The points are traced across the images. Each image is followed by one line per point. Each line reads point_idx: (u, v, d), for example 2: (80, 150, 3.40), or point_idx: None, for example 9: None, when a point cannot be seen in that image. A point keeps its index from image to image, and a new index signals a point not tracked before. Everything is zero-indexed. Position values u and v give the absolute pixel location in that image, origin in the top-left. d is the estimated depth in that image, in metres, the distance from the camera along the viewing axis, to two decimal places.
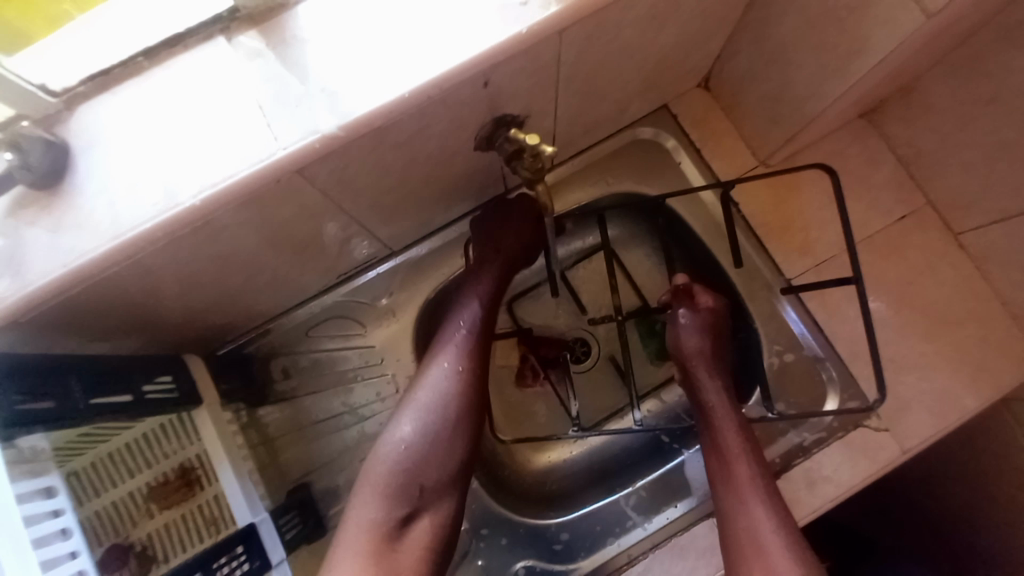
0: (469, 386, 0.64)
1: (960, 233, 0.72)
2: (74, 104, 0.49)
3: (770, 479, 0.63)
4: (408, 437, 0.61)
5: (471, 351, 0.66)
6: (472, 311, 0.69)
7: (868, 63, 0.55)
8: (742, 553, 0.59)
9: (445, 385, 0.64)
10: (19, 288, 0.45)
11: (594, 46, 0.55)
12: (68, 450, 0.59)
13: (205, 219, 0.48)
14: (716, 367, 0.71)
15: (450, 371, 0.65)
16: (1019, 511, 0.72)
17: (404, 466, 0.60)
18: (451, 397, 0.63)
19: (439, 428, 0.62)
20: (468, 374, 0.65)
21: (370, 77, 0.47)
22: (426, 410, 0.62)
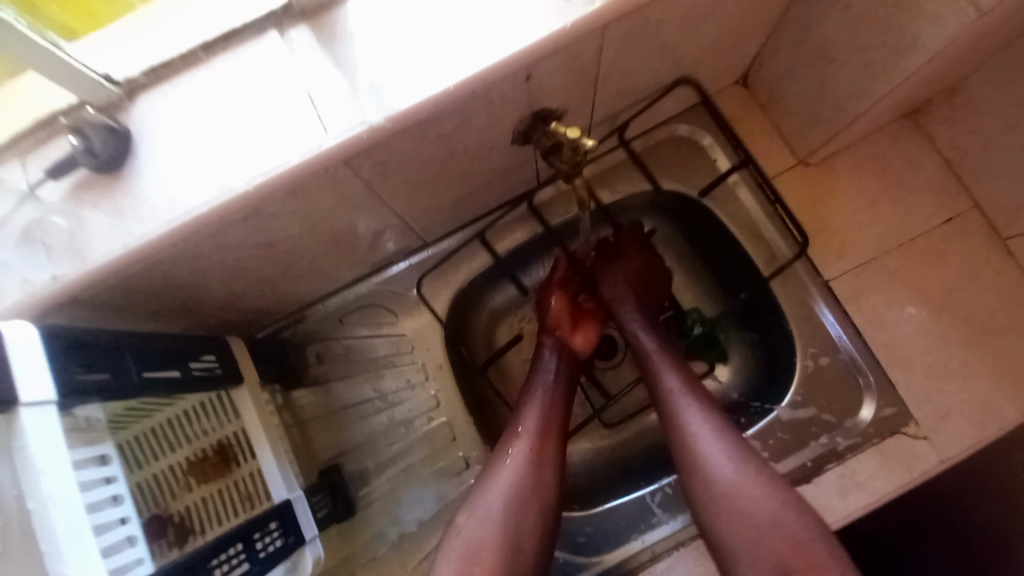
0: (538, 470, 0.64)
1: (1008, 238, 0.70)
2: (134, 94, 0.51)
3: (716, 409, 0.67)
4: (471, 525, 0.61)
5: (541, 435, 0.67)
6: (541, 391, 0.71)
7: (917, 62, 0.53)
8: (707, 489, 0.61)
9: (519, 471, 0.64)
10: (80, 267, 0.48)
11: (634, 42, 0.55)
12: (123, 417, 0.59)
13: (255, 206, 0.50)
14: (641, 302, 0.77)
15: (536, 415, 0.68)
16: None
17: (482, 553, 0.59)
18: (522, 483, 0.63)
19: (521, 503, 0.63)
20: (537, 458, 0.65)
21: (414, 72, 0.48)
22: (495, 498, 0.62)
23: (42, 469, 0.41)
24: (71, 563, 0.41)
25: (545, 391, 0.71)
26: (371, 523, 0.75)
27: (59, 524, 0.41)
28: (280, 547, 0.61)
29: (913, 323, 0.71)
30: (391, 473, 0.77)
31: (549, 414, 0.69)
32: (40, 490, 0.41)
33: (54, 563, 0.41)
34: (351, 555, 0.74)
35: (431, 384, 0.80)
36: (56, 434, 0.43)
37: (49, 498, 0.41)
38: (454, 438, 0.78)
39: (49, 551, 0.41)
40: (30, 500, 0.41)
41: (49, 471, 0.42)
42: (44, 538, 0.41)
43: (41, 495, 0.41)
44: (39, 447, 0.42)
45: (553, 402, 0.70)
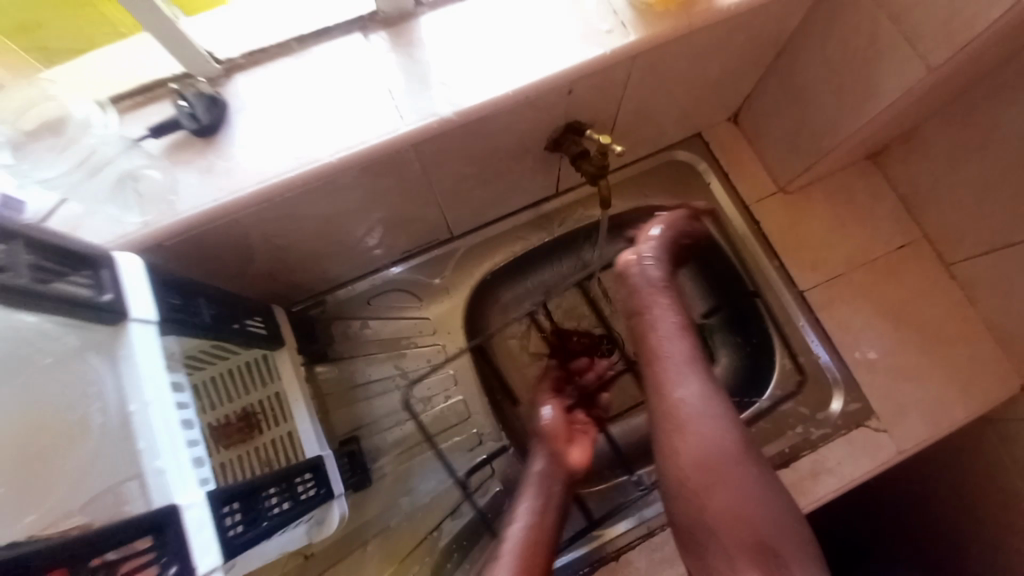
0: None
1: (951, 264, 0.83)
2: (230, 73, 0.59)
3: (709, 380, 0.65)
4: None
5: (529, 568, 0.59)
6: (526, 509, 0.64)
7: (879, 105, 0.67)
8: (692, 466, 0.60)
9: None
10: (169, 215, 0.54)
11: (658, 71, 0.67)
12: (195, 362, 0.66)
13: (331, 177, 0.58)
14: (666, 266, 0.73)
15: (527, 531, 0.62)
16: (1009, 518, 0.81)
17: None
18: None
19: None
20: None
21: (480, 76, 0.58)
22: None
23: (144, 376, 0.43)
24: (166, 459, 0.41)
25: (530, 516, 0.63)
26: (383, 495, 0.79)
27: (157, 423, 0.42)
28: (314, 496, 0.64)
29: (874, 330, 0.83)
30: (406, 448, 0.82)
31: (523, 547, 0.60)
32: (142, 392, 0.42)
33: (149, 458, 0.41)
34: (363, 525, 0.77)
35: (451, 364, 0.85)
36: (153, 348, 0.44)
37: (149, 402, 0.42)
38: (468, 416, 0.83)
39: (145, 448, 0.41)
40: (131, 402, 0.42)
41: (149, 379, 0.43)
42: (143, 436, 0.41)
43: (141, 398, 0.42)
44: (140, 354, 0.43)
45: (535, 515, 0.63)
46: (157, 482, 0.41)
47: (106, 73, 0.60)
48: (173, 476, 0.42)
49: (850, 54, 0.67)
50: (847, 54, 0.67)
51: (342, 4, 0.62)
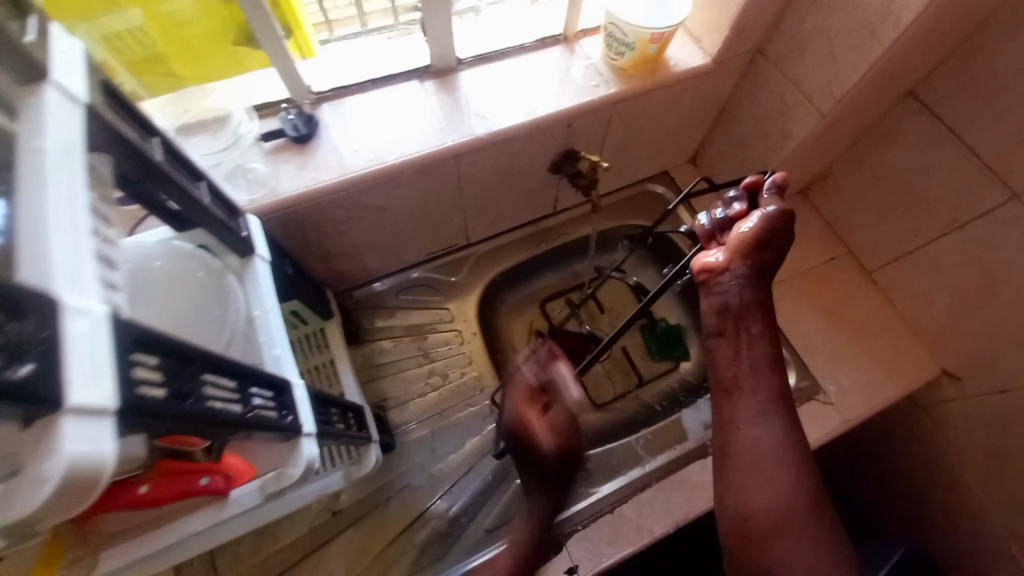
0: None
1: (871, 271, 1.04)
2: (319, 101, 0.80)
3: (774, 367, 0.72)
4: None
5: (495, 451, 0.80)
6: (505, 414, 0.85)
7: (794, 145, 0.90)
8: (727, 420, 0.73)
9: None
10: (274, 195, 0.71)
11: (634, 116, 0.91)
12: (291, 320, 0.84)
13: (394, 175, 0.77)
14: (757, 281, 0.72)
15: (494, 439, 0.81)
16: None
17: None
18: None
19: None
20: None
21: (508, 110, 0.81)
22: None
23: (265, 290, 0.58)
24: (280, 349, 0.55)
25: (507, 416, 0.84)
26: (406, 458, 0.89)
27: (274, 324, 0.56)
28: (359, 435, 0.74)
29: (816, 323, 1.01)
30: (426, 418, 0.93)
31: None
32: (264, 301, 0.56)
33: (269, 347, 0.54)
34: (387, 484, 0.86)
35: (466, 346, 1.00)
36: (267, 276, 0.59)
37: (268, 309, 0.56)
38: (481, 389, 0.96)
39: (265, 341, 0.54)
40: (256, 309, 0.56)
41: (269, 295, 0.58)
42: (264, 331, 0.55)
43: (264, 306, 0.56)
44: (261, 277, 0.58)
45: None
46: (274, 364, 0.53)
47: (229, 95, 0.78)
48: (284, 362, 0.55)
49: (771, 109, 0.92)
50: (769, 109, 0.92)
51: (404, 59, 0.85)
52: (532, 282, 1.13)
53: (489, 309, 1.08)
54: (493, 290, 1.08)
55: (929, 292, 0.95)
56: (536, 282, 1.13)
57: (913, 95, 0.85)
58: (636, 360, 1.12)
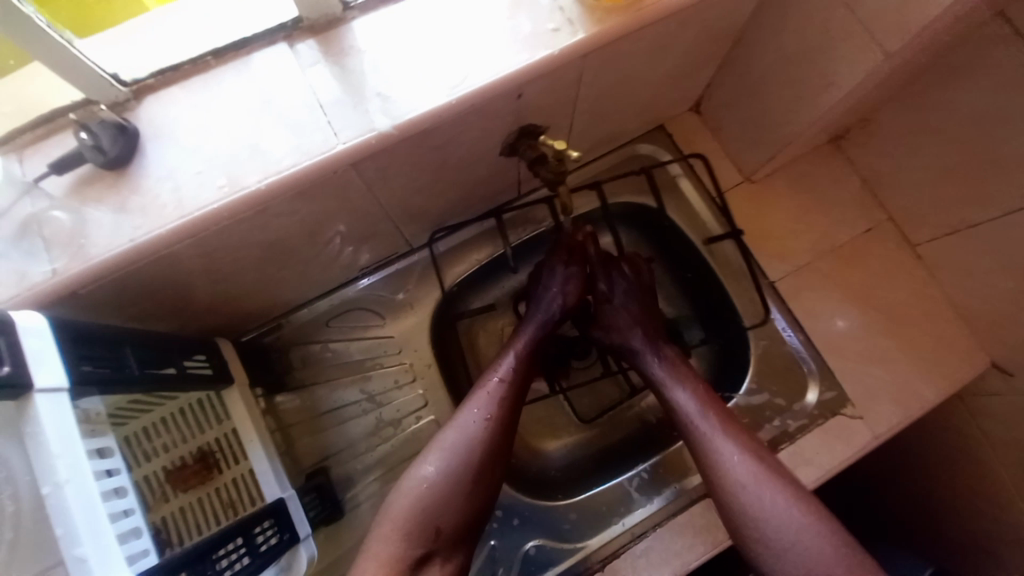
0: (491, 439, 0.67)
1: (917, 244, 0.83)
2: (141, 94, 0.54)
3: (742, 433, 0.68)
4: (431, 476, 0.64)
5: (501, 398, 0.70)
6: (507, 359, 0.73)
7: (836, 95, 0.64)
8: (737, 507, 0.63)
9: (475, 429, 0.67)
10: (84, 260, 0.49)
11: (611, 69, 0.63)
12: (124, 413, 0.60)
13: (262, 205, 0.53)
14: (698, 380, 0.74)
15: (481, 423, 0.67)
16: (986, 480, 0.83)
17: (427, 508, 0.63)
18: (476, 443, 0.66)
19: (426, 516, 0.62)
20: (497, 420, 0.68)
21: (422, 85, 0.53)
22: (450, 452, 0.66)
23: (56, 453, 0.42)
24: (87, 546, 0.41)
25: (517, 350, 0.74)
26: (359, 525, 0.76)
27: (73, 507, 0.42)
28: (276, 544, 0.62)
29: (844, 319, 0.82)
30: (378, 475, 0.79)
31: (470, 463, 0.65)
32: (54, 473, 0.42)
33: (69, 546, 0.41)
34: (339, 559, 0.74)
35: (418, 383, 0.82)
36: (66, 419, 0.43)
37: (64, 481, 0.42)
38: (441, 436, 0.80)
39: (64, 534, 0.41)
40: (45, 484, 0.42)
41: (63, 457, 0.42)
42: (60, 522, 0.41)
43: (55, 479, 0.42)
44: (50, 433, 0.42)
45: (478, 432, 0.67)
46: (80, 568, 0.41)
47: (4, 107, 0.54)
48: (96, 560, 0.42)
49: (805, 42, 0.64)
50: (802, 42, 0.64)
51: (264, 12, 0.56)
52: (499, 282, 0.91)
53: (446, 326, 0.88)
54: (450, 303, 0.87)
55: (988, 278, 0.73)
56: (503, 282, 0.91)
57: (1005, 16, 0.58)
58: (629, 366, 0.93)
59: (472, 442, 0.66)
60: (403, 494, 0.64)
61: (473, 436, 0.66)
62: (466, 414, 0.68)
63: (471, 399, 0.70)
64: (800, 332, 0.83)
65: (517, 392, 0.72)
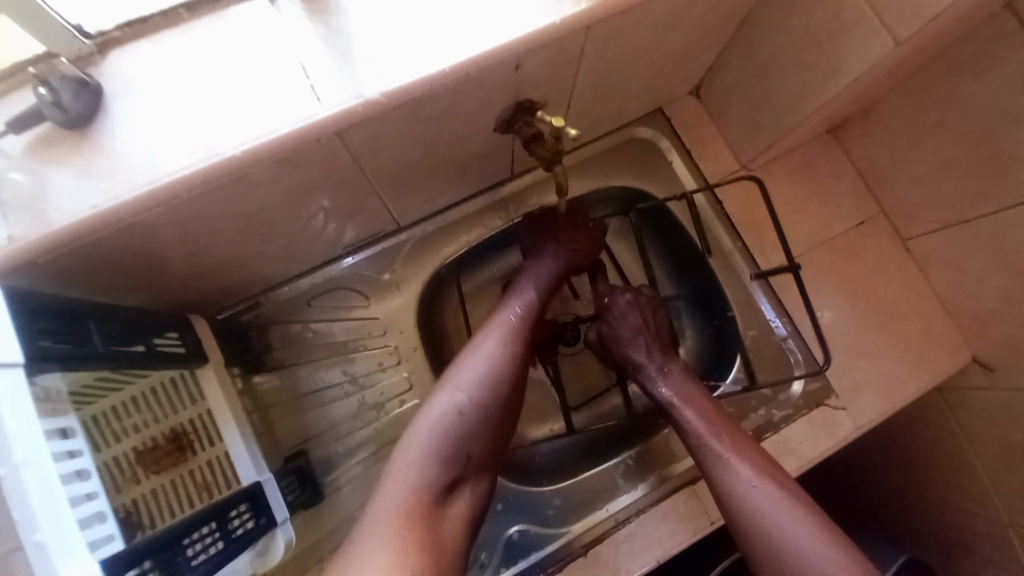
0: (515, 367, 0.66)
1: (908, 239, 0.83)
2: (106, 48, 0.49)
3: (740, 438, 0.69)
4: (460, 403, 0.62)
5: (520, 333, 0.69)
6: (527, 297, 0.72)
7: (843, 82, 0.63)
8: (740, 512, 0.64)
9: (499, 359, 0.65)
10: (42, 227, 0.45)
11: (614, 43, 0.60)
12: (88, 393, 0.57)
13: (241, 173, 0.49)
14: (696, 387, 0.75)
15: (505, 351, 0.66)
16: (959, 471, 0.85)
17: (456, 432, 0.60)
18: (501, 371, 0.65)
19: (451, 444, 0.60)
20: (518, 352, 0.67)
21: (414, 49, 0.50)
22: (477, 380, 0.63)
23: (12, 433, 0.39)
24: (46, 532, 0.39)
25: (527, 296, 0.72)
26: (341, 507, 0.74)
27: (33, 490, 0.39)
28: (252, 528, 0.60)
29: (835, 311, 0.82)
30: (360, 458, 0.77)
31: (496, 391, 0.63)
32: (10, 455, 0.39)
33: (27, 532, 0.39)
34: (320, 541, 0.72)
35: (404, 366, 0.80)
36: (23, 397, 0.40)
37: (21, 464, 0.39)
38: None
39: (22, 520, 0.39)
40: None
41: (20, 439, 0.39)
42: (17, 507, 0.38)
43: (11, 461, 0.39)
44: (5, 413, 0.39)
45: (506, 362, 0.65)
46: (38, 556, 0.38)
47: None
48: (57, 547, 0.39)
49: (814, 26, 0.62)
50: (811, 25, 0.62)
51: None
52: (487, 265, 0.89)
53: (433, 309, 0.86)
54: (437, 285, 0.85)
55: (978, 272, 0.74)
56: (492, 265, 0.89)
57: (1012, 10, 0.57)
58: None
59: (500, 371, 0.64)
60: (424, 425, 0.61)
61: (500, 364, 0.65)
62: (489, 347, 0.66)
63: (491, 329, 0.68)
64: (788, 322, 0.83)
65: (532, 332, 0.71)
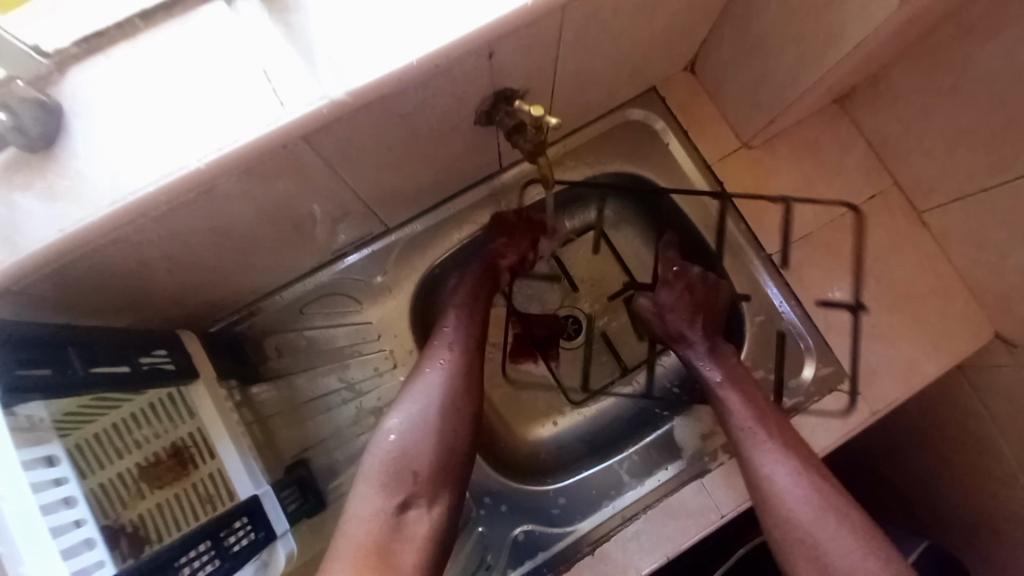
0: (457, 382, 0.67)
1: (923, 212, 0.78)
2: (64, 66, 0.48)
3: (785, 425, 0.69)
4: (397, 428, 0.64)
5: (459, 349, 0.70)
6: (460, 314, 0.74)
7: (842, 51, 0.58)
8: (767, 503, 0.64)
9: (439, 377, 0.67)
10: (14, 254, 0.45)
11: (593, 23, 0.56)
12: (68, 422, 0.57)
13: (207, 186, 0.47)
14: (739, 370, 0.75)
15: (441, 369, 0.68)
16: (984, 453, 0.81)
17: (400, 456, 0.62)
18: (439, 390, 0.66)
19: (397, 471, 0.61)
20: (457, 366, 0.69)
21: (377, 45, 0.47)
22: (415, 404, 0.65)
23: None
24: (30, 565, 0.39)
25: (463, 310, 0.75)
26: (344, 515, 0.74)
27: (13, 523, 0.39)
28: (251, 542, 0.60)
29: (846, 292, 0.78)
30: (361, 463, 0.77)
31: (436, 412, 0.65)
32: None
33: (9, 566, 0.38)
34: (322, 551, 0.72)
35: (401, 369, 0.79)
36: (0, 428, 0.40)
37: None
38: None
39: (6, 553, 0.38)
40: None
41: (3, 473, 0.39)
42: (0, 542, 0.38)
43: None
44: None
45: (449, 375, 0.68)
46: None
47: None
48: None
49: None
50: None
51: None
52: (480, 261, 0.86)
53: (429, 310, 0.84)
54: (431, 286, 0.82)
55: (999, 245, 0.69)
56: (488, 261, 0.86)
57: None
58: (622, 345, 0.89)
59: (445, 385, 0.67)
60: (377, 448, 0.63)
61: (445, 379, 0.67)
62: (434, 362, 0.69)
63: (429, 354, 0.70)
64: (797, 306, 0.79)
65: (473, 343, 0.72)
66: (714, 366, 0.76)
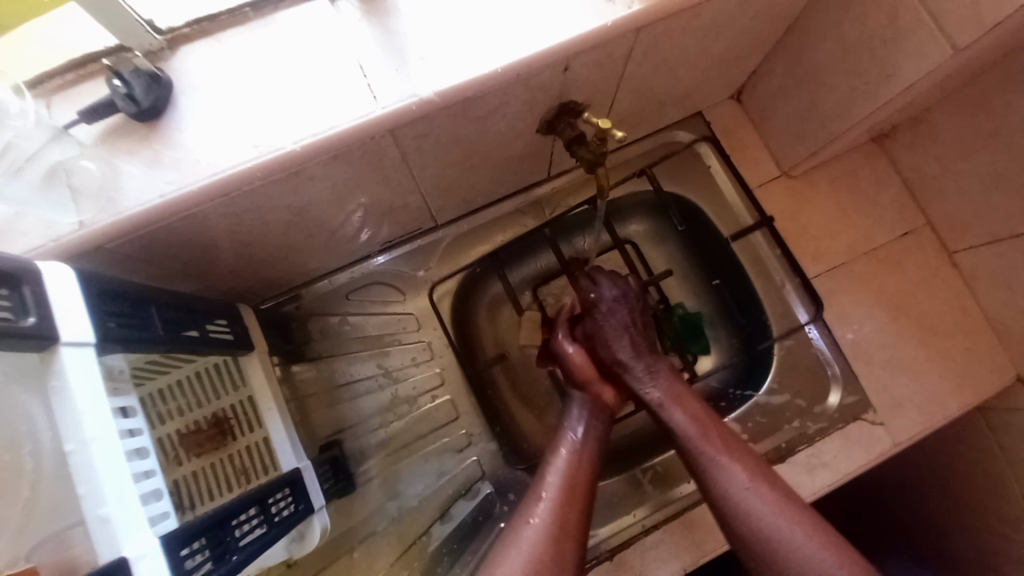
0: (564, 550, 0.57)
1: (955, 252, 0.80)
2: (175, 43, 0.51)
3: (738, 441, 0.65)
4: None
5: (569, 508, 0.60)
6: (571, 457, 0.66)
7: (893, 90, 0.61)
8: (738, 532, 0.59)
9: (544, 540, 0.57)
10: (112, 214, 0.47)
11: (660, 46, 0.60)
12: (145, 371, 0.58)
13: (296, 167, 0.51)
14: (678, 388, 0.71)
15: (544, 524, 0.59)
16: (1001, 496, 0.82)
17: None
18: (548, 555, 0.56)
19: None
20: (564, 531, 0.58)
21: (465, 50, 0.51)
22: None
23: (82, 409, 0.41)
24: (111, 506, 0.41)
25: (572, 446, 0.67)
26: (370, 499, 0.77)
27: (97, 462, 0.41)
28: (293, 513, 0.63)
29: (876, 323, 0.80)
30: (392, 450, 0.79)
31: None
32: (80, 430, 0.41)
33: (92, 506, 0.40)
34: (349, 531, 0.75)
35: (437, 361, 0.82)
36: (95, 373, 0.43)
37: (91, 438, 0.41)
38: (455, 417, 0.81)
39: (87, 493, 0.41)
40: (70, 441, 0.41)
41: (91, 415, 0.41)
42: (83, 481, 0.41)
43: (80, 436, 0.41)
44: (77, 387, 0.41)
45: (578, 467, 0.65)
46: (102, 530, 0.40)
47: (38, 52, 0.53)
48: (119, 524, 0.41)
49: (866, 32, 0.61)
50: (863, 31, 0.61)
51: None
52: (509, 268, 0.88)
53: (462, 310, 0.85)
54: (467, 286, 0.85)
55: None
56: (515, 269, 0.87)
57: None
58: None
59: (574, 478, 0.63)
60: None
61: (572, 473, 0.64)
62: (531, 520, 0.59)
63: (531, 502, 0.61)
64: (827, 334, 0.81)
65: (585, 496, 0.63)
66: (655, 385, 0.71)
